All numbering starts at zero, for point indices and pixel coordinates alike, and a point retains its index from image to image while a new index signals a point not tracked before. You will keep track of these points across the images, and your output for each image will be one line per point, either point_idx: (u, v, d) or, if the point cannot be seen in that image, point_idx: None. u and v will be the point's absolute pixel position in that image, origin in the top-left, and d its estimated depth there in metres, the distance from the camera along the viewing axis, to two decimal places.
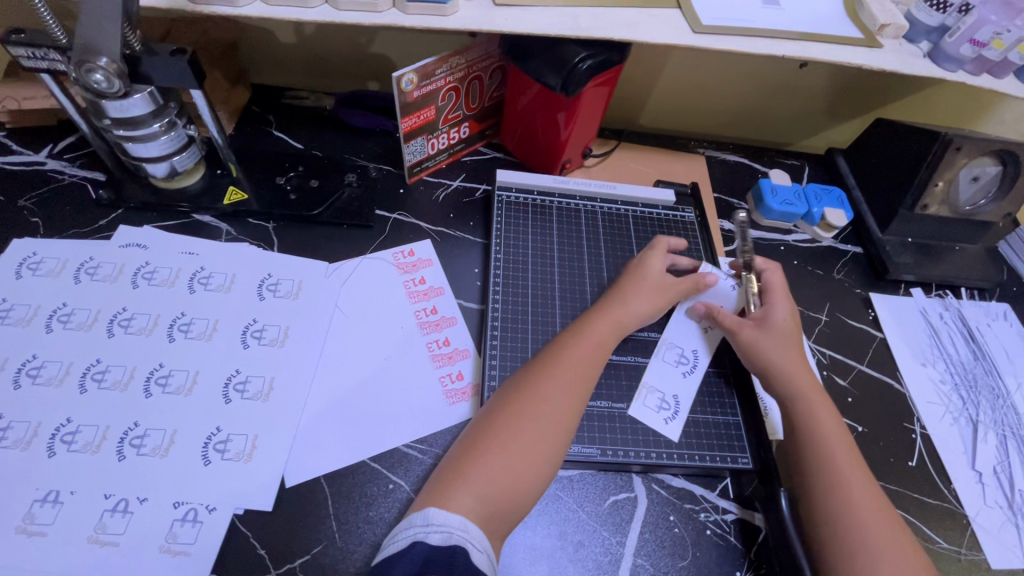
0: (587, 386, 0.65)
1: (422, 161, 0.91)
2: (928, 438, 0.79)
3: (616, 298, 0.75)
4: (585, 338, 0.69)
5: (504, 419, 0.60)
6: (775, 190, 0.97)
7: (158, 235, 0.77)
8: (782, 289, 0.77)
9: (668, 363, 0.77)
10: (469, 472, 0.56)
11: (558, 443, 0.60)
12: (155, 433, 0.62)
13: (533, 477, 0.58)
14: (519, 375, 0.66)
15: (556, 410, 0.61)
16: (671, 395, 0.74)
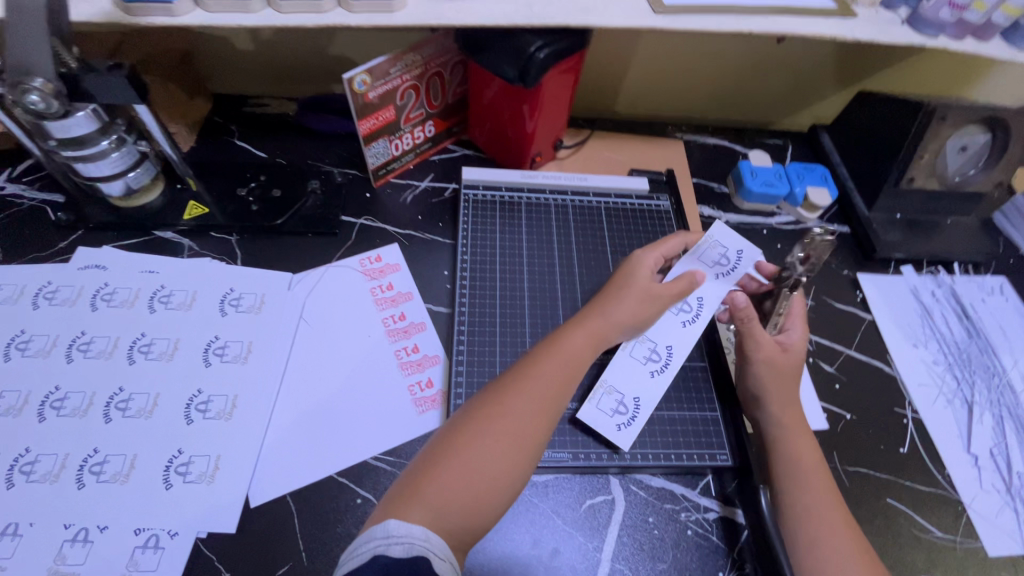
0: (559, 405, 0.62)
1: (388, 162, 0.88)
2: (920, 422, 0.76)
3: (598, 304, 0.69)
4: (559, 349, 0.65)
5: (470, 434, 0.57)
6: (755, 173, 0.94)
7: (118, 254, 0.76)
8: (800, 313, 0.73)
9: (636, 359, 0.72)
10: (429, 486, 0.54)
11: (524, 464, 0.57)
12: (115, 458, 0.61)
13: (497, 496, 0.55)
14: (489, 386, 0.63)
15: (527, 427, 0.59)
16: (631, 396, 0.71)
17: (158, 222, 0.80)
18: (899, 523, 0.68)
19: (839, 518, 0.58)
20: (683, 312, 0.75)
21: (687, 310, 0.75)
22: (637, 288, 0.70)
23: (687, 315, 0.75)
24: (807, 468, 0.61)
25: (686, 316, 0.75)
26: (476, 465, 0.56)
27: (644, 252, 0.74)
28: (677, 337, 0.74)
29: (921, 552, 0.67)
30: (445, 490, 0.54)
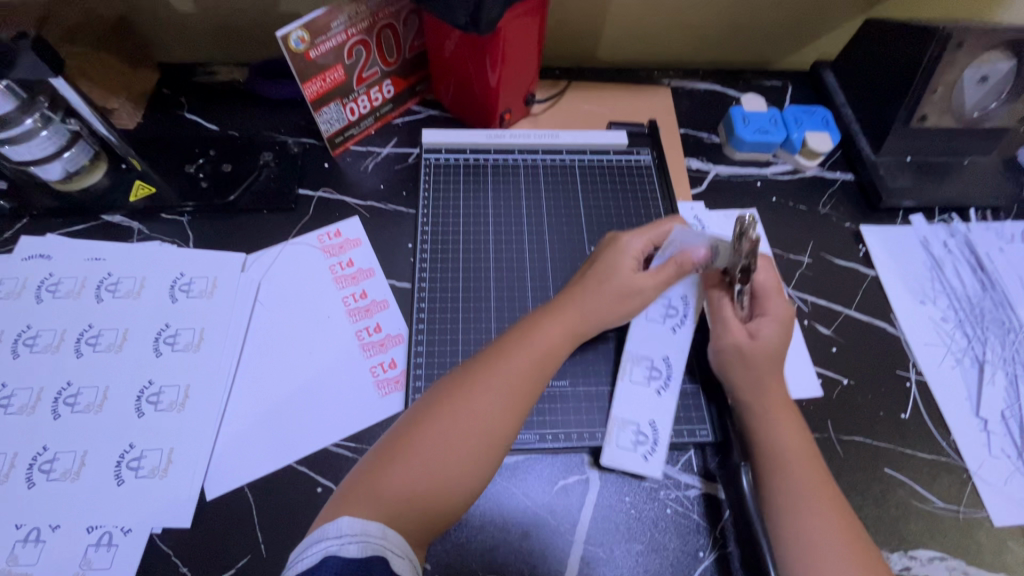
0: (531, 397, 0.54)
1: (345, 128, 0.81)
2: (925, 385, 0.71)
3: (575, 291, 0.61)
4: (535, 333, 0.57)
5: (430, 428, 0.51)
6: (747, 119, 0.85)
7: (62, 242, 0.72)
8: (776, 293, 0.64)
9: (638, 383, 0.66)
10: (384, 485, 0.48)
11: (490, 463, 0.51)
12: (65, 456, 0.59)
13: (456, 497, 0.50)
14: (454, 373, 0.55)
15: (491, 424, 0.52)
16: (644, 423, 0.64)
17: (105, 205, 0.75)
18: (897, 493, 0.64)
19: (833, 518, 0.52)
20: (669, 318, 0.68)
21: (674, 314, 0.68)
22: (617, 284, 0.61)
23: (674, 321, 0.68)
24: (795, 460, 0.55)
25: (673, 321, 0.68)
26: (436, 464, 0.49)
27: (631, 235, 0.65)
28: (670, 346, 0.67)
29: (919, 523, 0.62)
30: (401, 491, 0.48)
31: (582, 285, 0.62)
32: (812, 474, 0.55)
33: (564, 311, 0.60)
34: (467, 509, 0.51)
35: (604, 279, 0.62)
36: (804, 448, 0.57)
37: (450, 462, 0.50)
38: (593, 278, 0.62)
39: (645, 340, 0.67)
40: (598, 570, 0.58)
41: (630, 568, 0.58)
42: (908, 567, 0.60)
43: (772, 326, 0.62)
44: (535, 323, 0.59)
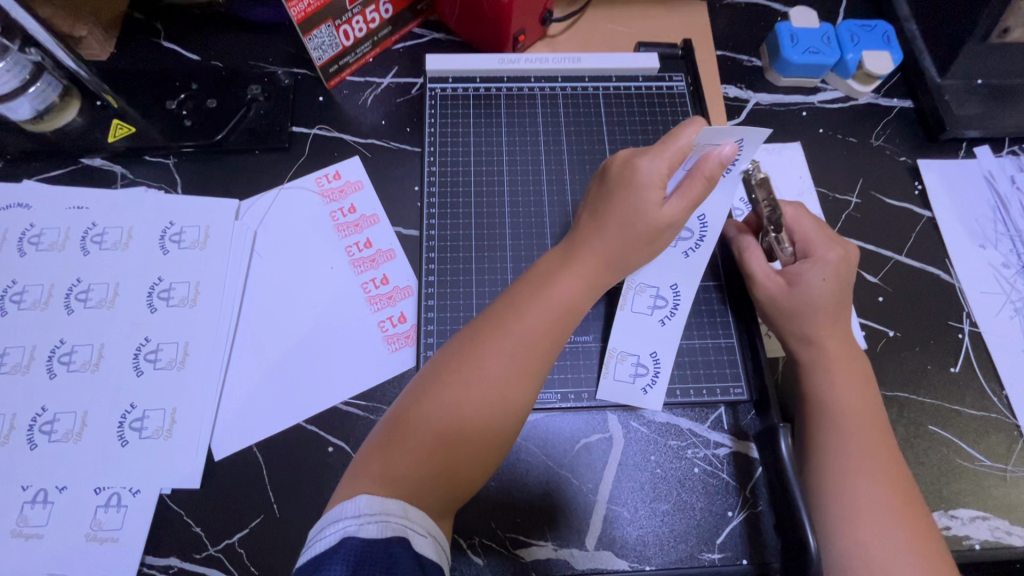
0: (550, 355, 0.49)
1: (340, 55, 0.71)
2: (978, 336, 0.65)
3: (600, 236, 0.52)
4: (552, 284, 0.50)
5: (444, 397, 0.46)
6: (796, 38, 0.74)
7: (40, 189, 0.66)
8: (819, 234, 0.58)
9: (640, 314, 0.60)
10: (399, 461, 0.45)
11: (508, 429, 0.47)
12: (65, 416, 0.57)
13: (474, 468, 0.46)
14: (464, 332, 0.50)
15: (508, 392, 0.47)
16: (644, 354, 0.60)
17: (82, 147, 0.68)
18: (941, 451, 0.60)
19: (888, 482, 0.49)
20: (682, 240, 0.60)
21: (687, 236, 0.60)
22: (646, 224, 0.52)
23: (688, 242, 0.60)
24: (852, 422, 0.52)
25: (687, 244, 0.60)
26: (453, 436, 0.46)
27: (651, 159, 0.51)
28: (678, 270, 0.60)
29: (963, 482, 0.59)
30: (418, 467, 0.45)
31: (602, 226, 0.52)
32: (869, 438, 0.51)
33: (584, 258, 0.52)
34: (491, 474, 0.48)
35: (628, 219, 0.51)
36: (868, 412, 0.52)
37: (468, 431, 0.46)
38: (618, 218, 0.52)
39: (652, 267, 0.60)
40: (622, 530, 0.56)
41: (655, 527, 0.56)
42: (948, 526, 0.57)
43: (823, 272, 0.55)
44: (550, 271, 0.52)
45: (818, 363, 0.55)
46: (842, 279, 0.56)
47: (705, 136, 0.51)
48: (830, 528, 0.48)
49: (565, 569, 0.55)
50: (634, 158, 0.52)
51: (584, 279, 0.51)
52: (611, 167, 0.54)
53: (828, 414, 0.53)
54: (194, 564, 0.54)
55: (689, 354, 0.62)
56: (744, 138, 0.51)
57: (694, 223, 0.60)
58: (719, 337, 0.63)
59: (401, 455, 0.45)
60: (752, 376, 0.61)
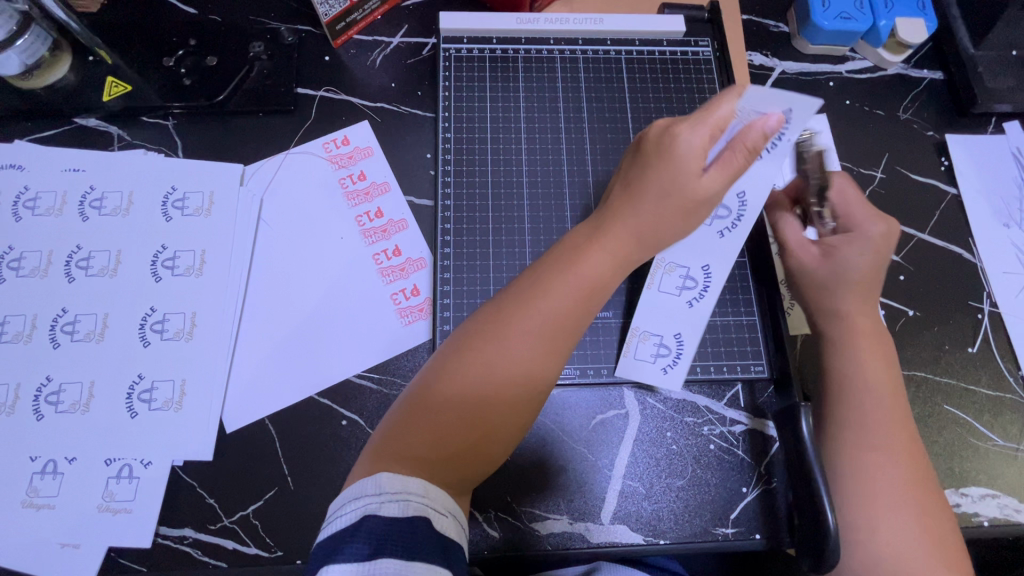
0: (571, 338, 0.48)
1: (347, 11, 0.67)
2: (997, 317, 0.64)
3: (632, 206, 0.49)
4: (578, 260, 0.48)
5: (464, 378, 0.45)
6: (828, 2, 0.70)
7: (34, 150, 0.63)
8: (862, 204, 0.56)
9: (668, 293, 0.59)
10: (416, 440, 0.44)
11: (528, 409, 0.47)
12: (71, 387, 0.55)
13: (493, 450, 0.46)
14: (486, 310, 0.48)
15: (527, 373, 0.46)
16: (670, 334, 0.59)
17: (75, 105, 0.65)
18: (955, 430, 0.60)
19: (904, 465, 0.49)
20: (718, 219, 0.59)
21: (724, 216, 0.59)
22: (684, 196, 0.48)
23: (724, 223, 0.59)
24: (878, 405, 0.51)
25: (722, 224, 0.59)
26: (472, 418, 0.45)
27: (693, 128, 0.48)
28: (708, 250, 0.59)
29: (975, 460, 0.59)
30: (435, 447, 0.44)
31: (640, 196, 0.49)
32: (890, 422, 0.51)
33: (615, 233, 0.49)
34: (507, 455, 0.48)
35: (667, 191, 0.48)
36: (891, 394, 0.52)
37: (487, 413, 0.45)
38: (658, 189, 0.49)
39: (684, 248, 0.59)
40: (637, 505, 0.56)
41: (670, 503, 0.56)
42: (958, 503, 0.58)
43: (860, 247, 0.54)
44: (578, 247, 0.49)
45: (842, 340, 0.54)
46: (881, 254, 0.54)
47: (751, 100, 0.48)
48: (845, 509, 0.49)
49: (580, 542, 0.55)
50: (673, 125, 0.49)
51: (617, 255, 0.49)
52: (648, 137, 0.51)
53: (853, 391, 0.52)
54: (209, 534, 0.53)
55: (714, 334, 0.61)
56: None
57: (733, 203, 0.59)
58: (739, 315, 0.62)
59: (419, 437, 0.44)
60: (770, 354, 0.60)
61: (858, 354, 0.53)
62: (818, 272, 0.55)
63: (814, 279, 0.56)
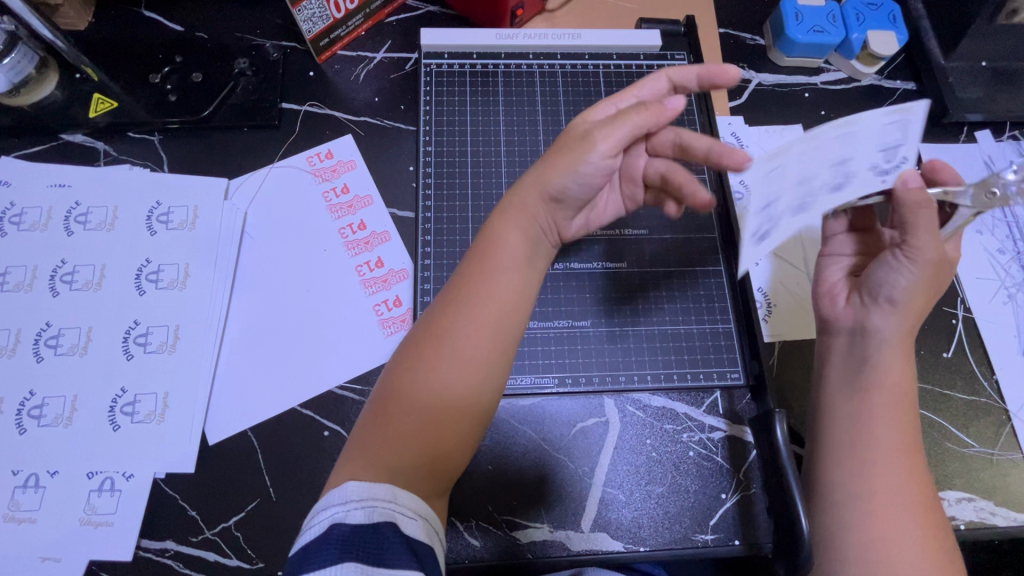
0: (519, 318, 0.49)
1: (331, 28, 0.68)
2: (972, 322, 0.65)
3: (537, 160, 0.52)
4: (516, 239, 0.50)
5: (416, 377, 0.45)
6: (801, 16, 0.72)
7: (20, 166, 0.63)
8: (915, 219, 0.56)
9: (729, 217, 0.49)
10: (393, 451, 0.44)
11: (481, 391, 0.46)
12: (54, 401, 0.56)
13: (449, 436, 0.45)
14: (430, 312, 0.49)
15: (475, 351, 0.46)
16: (764, 223, 0.48)
17: (61, 122, 0.66)
18: (931, 435, 0.61)
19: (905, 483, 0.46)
20: (809, 172, 0.48)
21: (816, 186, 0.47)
22: (572, 139, 0.50)
23: (822, 191, 0.47)
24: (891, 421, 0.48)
25: (801, 188, 0.48)
26: (426, 402, 0.45)
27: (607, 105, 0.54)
28: (787, 197, 0.48)
29: (952, 464, 0.60)
30: (405, 453, 0.44)
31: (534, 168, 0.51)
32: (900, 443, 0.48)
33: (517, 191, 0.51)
34: (475, 450, 0.48)
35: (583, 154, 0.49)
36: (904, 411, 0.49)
37: (446, 412, 0.45)
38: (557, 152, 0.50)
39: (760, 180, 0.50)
40: (618, 512, 0.57)
41: (650, 510, 0.57)
42: None
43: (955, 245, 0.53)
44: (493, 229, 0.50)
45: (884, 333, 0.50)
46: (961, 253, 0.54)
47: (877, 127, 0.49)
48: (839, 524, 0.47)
49: (561, 550, 0.56)
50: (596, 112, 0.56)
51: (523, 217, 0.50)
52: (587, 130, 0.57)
53: (867, 401, 0.49)
54: (191, 546, 0.54)
55: (692, 342, 0.62)
56: (910, 154, 0.48)
57: (821, 181, 0.47)
58: (717, 322, 0.63)
59: (381, 434, 0.44)
60: (748, 361, 0.61)
61: (887, 343, 0.50)
62: (943, 262, 0.50)
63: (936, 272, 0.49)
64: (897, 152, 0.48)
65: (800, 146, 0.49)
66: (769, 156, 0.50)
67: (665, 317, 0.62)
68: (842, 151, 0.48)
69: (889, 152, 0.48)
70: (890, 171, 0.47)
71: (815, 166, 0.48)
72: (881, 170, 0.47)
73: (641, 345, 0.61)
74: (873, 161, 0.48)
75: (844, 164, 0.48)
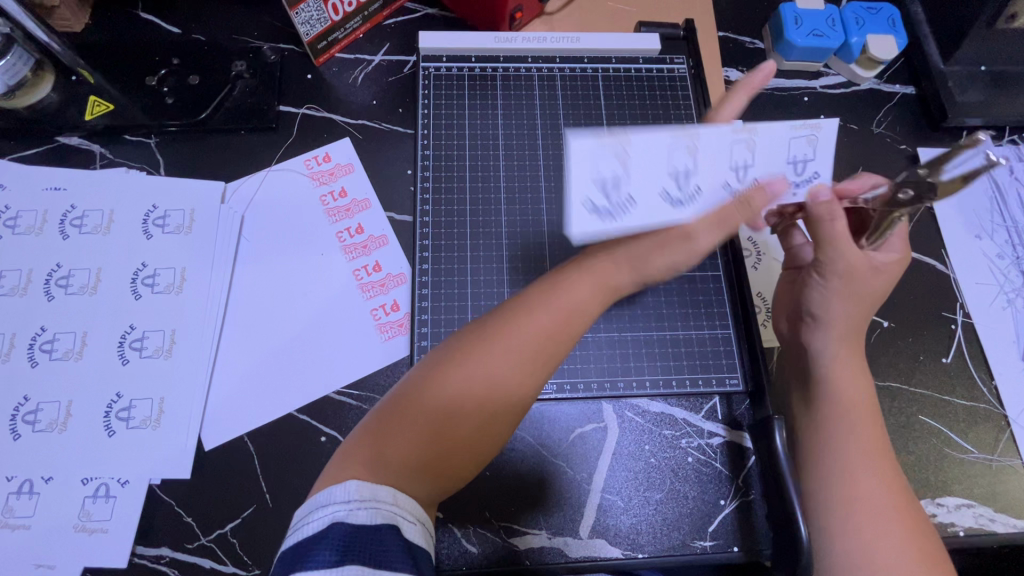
0: (555, 356, 0.48)
1: (329, 31, 0.68)
2: (971, 327, 0.65)
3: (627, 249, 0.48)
4: (571, 283, 0.48)
5: (444, 384, 0.45)
6: (800, 19, 0.72)
7: (15, 169, 0.63)
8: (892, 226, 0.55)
9: (665, 157, 0.43)
10: (393, 448, 0.44)
11: (503, 423, 0.46)
12: (49, 406, 0.55)
13: (463, 458, 0.45)
14: (477, 320, 0.49)
15: (506, 383, 0.45)
16: (630, 186, 0.42)
17: (57, 125, 0.65)
18: (930, 441, 0.61)
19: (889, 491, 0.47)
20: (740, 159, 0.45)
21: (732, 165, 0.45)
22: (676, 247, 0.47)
23: (736, 179, 0.45)
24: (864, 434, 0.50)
25: (733, 175, 0.45)
26: (449, 425, 0.45)
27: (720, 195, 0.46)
28: (712, 175, 0.44)
29: (951, 470, 0.60)
30: (407, 454, 0.44)
31: (614, 245, 0.49)
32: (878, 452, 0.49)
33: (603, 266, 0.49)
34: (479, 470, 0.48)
35: (685, 246, 0.47)
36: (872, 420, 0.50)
37: (462, 423, 0.45)
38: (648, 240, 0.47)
39: (711, 141, 0.44)
40: (616, 518, 0.57)
41: (649, 517, 0.57)
42: (934, 514, 0.58)
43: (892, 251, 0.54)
44: (567, 271, 0.49)
45: (827, 348, 0.53)
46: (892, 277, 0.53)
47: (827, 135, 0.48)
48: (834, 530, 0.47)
49: (560, 557, 0.55)
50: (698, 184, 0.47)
51: (608, 280, 0.49)
52: None
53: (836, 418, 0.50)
54: (186, 553, 0.53)
55: (690, 348, 0.62)
56: (823, 172, 0.48)
57: (751, 175, 0.46)
58: (715, 327, 0.62)
59: (391, 441, 0.44)
60: (746, 367, 0.61)
61: (829, 363, 0.52)
62: (864, 276, 0.52)
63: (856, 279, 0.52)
64: (808, 167, 0.48)
65: (742, 137, 0.45)
66: (742, 131, 0.45)
67: (663, 322, 0.62)
68: (784, 151, 0.47)
69: (814, 159, 0.48)
70: (796, 188, 0.48)
71: (759, 159, 0.46)
72: (791, 184, 0.48)
73: (640, 350, 0.61)
74: (800, 164, 0.48)
75: (780, 167, 0.47)
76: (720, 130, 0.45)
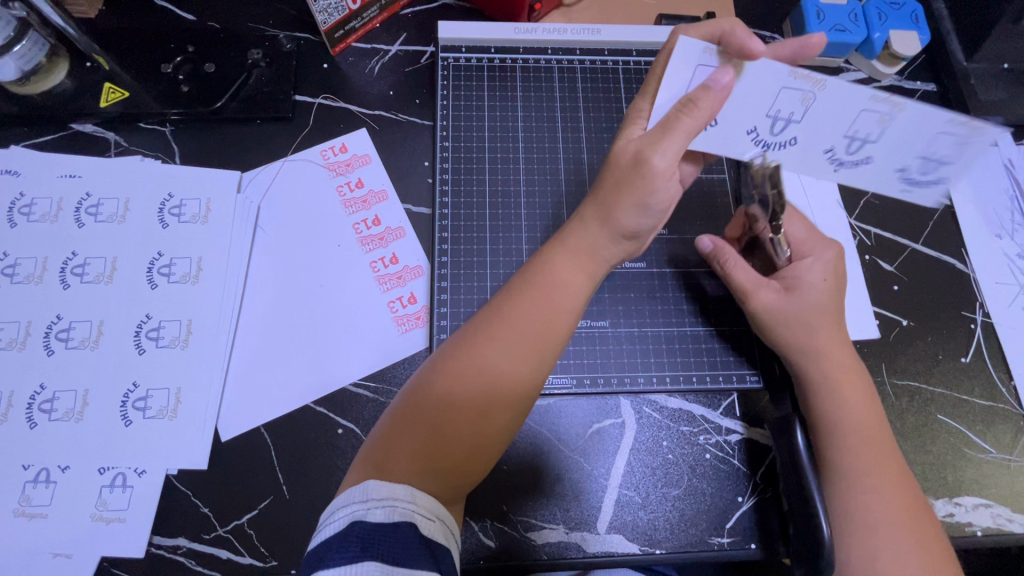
0: (552, 345, 0.48)
1: (346, 20, 0.67)
2: (990, 327, 0.65)
3: (597, 217, 0.49)
4: (553, 271, 0.49)
5: (445, 385, 0.45)
6: (822, 13, 0.71)
7: (30, 156, 0.62)
8: (810, 239, 0.56)
9: (773, 99, 0.49)
10: (398, 454, 0.44)
11: (504, 419, 0.46)
12: (65, 395, 0.55)
13: (471, 459, 0.45)
14: (470, 321, 0.49)
15: (502, 379, 0.46)
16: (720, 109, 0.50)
17: (71, 112, 0.64)
18: (949, 441, 0.61)
19: (897, 494, 0.48)
20: (863, 129, 0.49)
21: (849, 140, 0.49)
22: (636, 198, 0.47)
23: (844, 148, 0.50)
24: (865, 441, 0.50)
25: (843, 144, 0.50)
26: (448, 423, 0.45)
27: (663, 151, 0.47)
28: (819, 135, 0.50)
29: (969, 470, 0.60)
30: (414, 458, 0.43)
31: (582, 212, 0.51)
32: (882, 458, 0.49)
33: (572, 242, 0.50)
34: (488, 470, 0.48)
35: (644, 184, 0.47)
36: (875, 425, 0.51)
37: (462, 422, 0.45)
38: (610, 182, 0.49)
39: (834, 100, 0.47)
40: (633, 514, 0.56)
41: (666, 512, 0.56)
42: (951, 513, 0.58)
43: (822, 273, 0.54)
44: (544, 255, 0.50)
45: (816, 360, 0.53)
46: (834, 288, 0.54)
47: (972, 157, 0.47)
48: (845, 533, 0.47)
49: (577, 552, 0.55)
50: (644, 145, 0.48)
51: (578, 246, 0.50)
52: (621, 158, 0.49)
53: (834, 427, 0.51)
54: (203, 544, 0.53)
55: (707, 344, 0.62)
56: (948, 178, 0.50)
57: (865, 151, 0.50)
58: (734, 322, 0.62)
59: (396, 447, 0.44)
60: (766, 363, 0.61)
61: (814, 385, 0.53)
62: (810, 307, 0.54)
63: (805, 315, 0.53)
64: (937, 170, 0.49)
65: (881, 110, 0.46)
66: (805, 80, 0.46)
67: (681, 317, 0.63)
68: (919, 146, 0.48)
69: (952, 162, 0.49)
70: (914, 183, 0.51)
71: (882, 139, 0.48)
72: (912, 179, 0.51)
73: (659, 347, 0.61)
74: (930, 164, 0.49)
75: (899, 158, 0.49)
76: (864, 91, 0.46)
